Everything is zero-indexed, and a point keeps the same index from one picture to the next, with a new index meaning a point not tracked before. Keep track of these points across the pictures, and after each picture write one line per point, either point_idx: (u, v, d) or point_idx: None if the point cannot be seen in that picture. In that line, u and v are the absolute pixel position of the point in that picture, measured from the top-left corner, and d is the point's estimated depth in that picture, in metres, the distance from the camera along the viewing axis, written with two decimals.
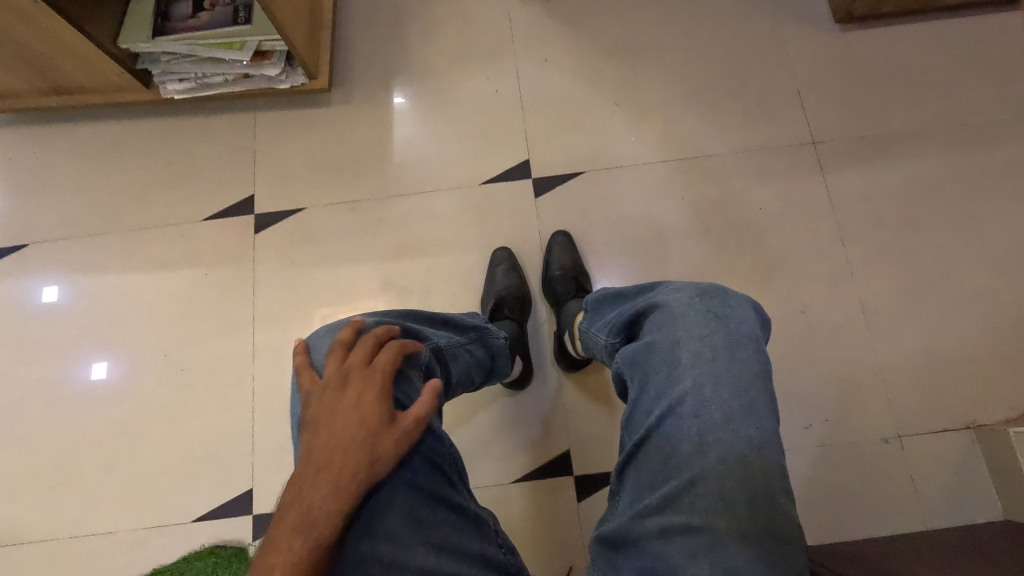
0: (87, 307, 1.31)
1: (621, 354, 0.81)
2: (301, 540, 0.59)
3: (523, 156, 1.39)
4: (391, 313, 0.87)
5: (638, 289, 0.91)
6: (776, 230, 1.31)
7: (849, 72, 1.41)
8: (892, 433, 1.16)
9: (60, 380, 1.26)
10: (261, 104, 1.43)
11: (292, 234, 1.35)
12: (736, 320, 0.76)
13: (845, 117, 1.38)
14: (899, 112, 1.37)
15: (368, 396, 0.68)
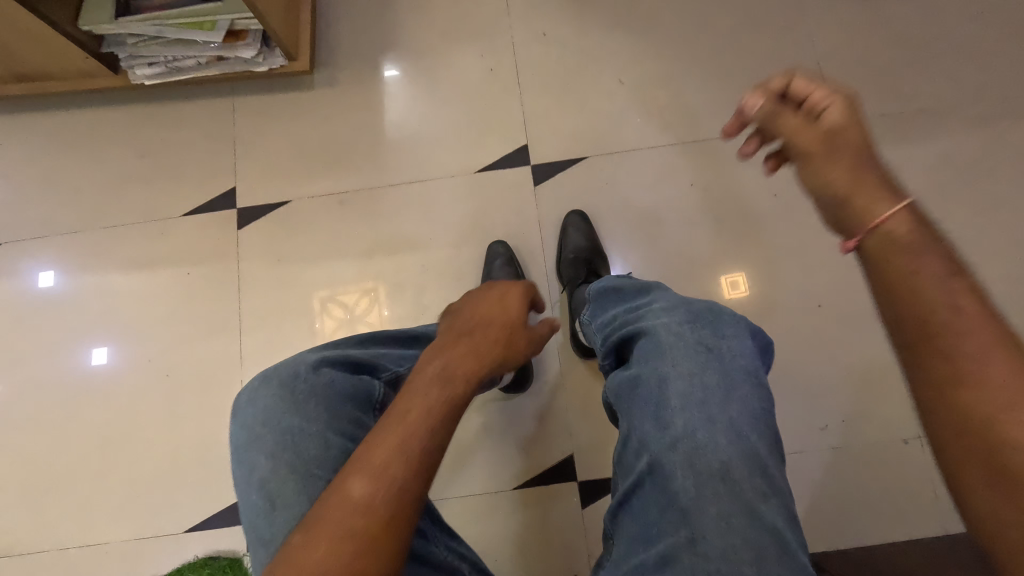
0: (85, 292, 1.25)
1: (610, 386, 0.75)
2: (420, 448, 0.51)
3: (521, 141, 1.30)
4: (344, 341, 0.78)
5: (629, 304, 0.83)
6: (792, 218, 1.23)
7: (874, 44, 1.30)
8: (912, 435, 1.11)
9: (60, 371, 1.22)
10: (239, 88, 1.33)
11: (277, 229, 1.27)
12: (730, 352, 0.70)
13: (869, 93, 1.27)
14: (928, 88, 1.27)
15: (513, 295, 0.67)
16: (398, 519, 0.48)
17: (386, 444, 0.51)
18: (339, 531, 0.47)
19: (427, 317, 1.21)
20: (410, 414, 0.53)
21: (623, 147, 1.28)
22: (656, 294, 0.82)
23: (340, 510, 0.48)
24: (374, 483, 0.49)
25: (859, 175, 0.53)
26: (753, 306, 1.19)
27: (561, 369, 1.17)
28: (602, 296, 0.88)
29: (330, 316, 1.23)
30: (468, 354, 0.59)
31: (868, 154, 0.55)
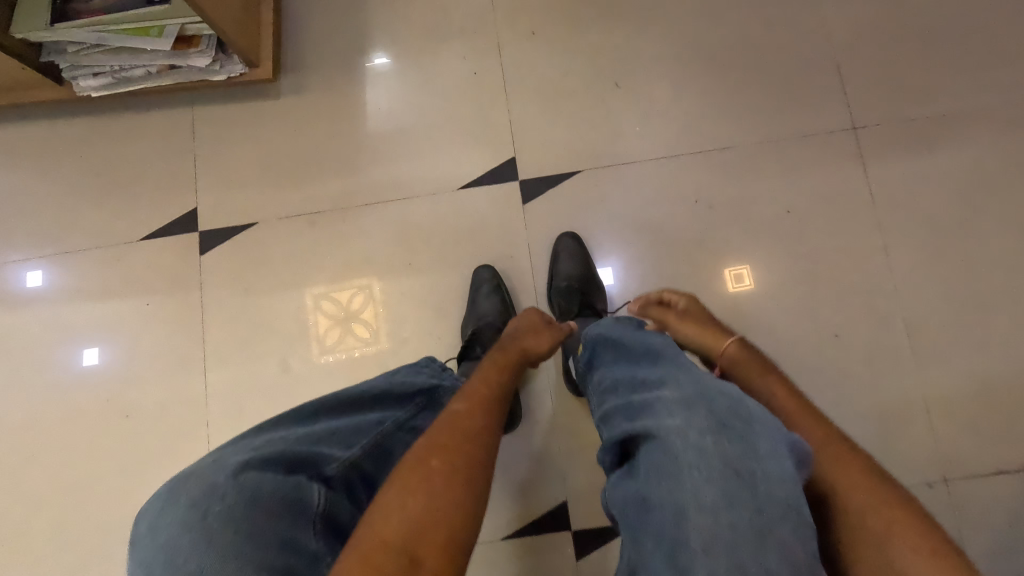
0: (74, 294, 1.16)
1: (616, 495, 0.61)
2: (497, 377, 0.76)
3: (507, 154, 1.18)
4: (289, 421, 0.69)
5: (631, 372, 0.71)
6: (806, 238, 1.12)
7: (899, 40, 1.17)
8: (937, 478, 1.02)
9: (47, 382, 1.13)
10: (198, 97, 1.21)
11: (244, 255, 1.17)
12: (768, 477, 0.55)
13: (893, 97, 1.15)
14: (959, 91, 1.14)
15: (536, 316, 0.94)
16: (487, 444, 0.64)
17: (473, 389, 0.72)
18: (450, 446, 0.61)
19: (408, 350, 1.12)
20: (487, 374, 0.76)
21: (620, 160, 1.17)
22: (666, 366, 0.69)
23: (447, 431, 0.63)
24: (470, 412, 0.67)
25: (708, 332, 0.87)
26: (761, 335, 1.09)
27: (552, 408, 1.07)
28: (605, 354, 0.77)
29: (302, 350, 1.13)
30: (523, 342, 0.86)
31: (703, 315, 0.91)
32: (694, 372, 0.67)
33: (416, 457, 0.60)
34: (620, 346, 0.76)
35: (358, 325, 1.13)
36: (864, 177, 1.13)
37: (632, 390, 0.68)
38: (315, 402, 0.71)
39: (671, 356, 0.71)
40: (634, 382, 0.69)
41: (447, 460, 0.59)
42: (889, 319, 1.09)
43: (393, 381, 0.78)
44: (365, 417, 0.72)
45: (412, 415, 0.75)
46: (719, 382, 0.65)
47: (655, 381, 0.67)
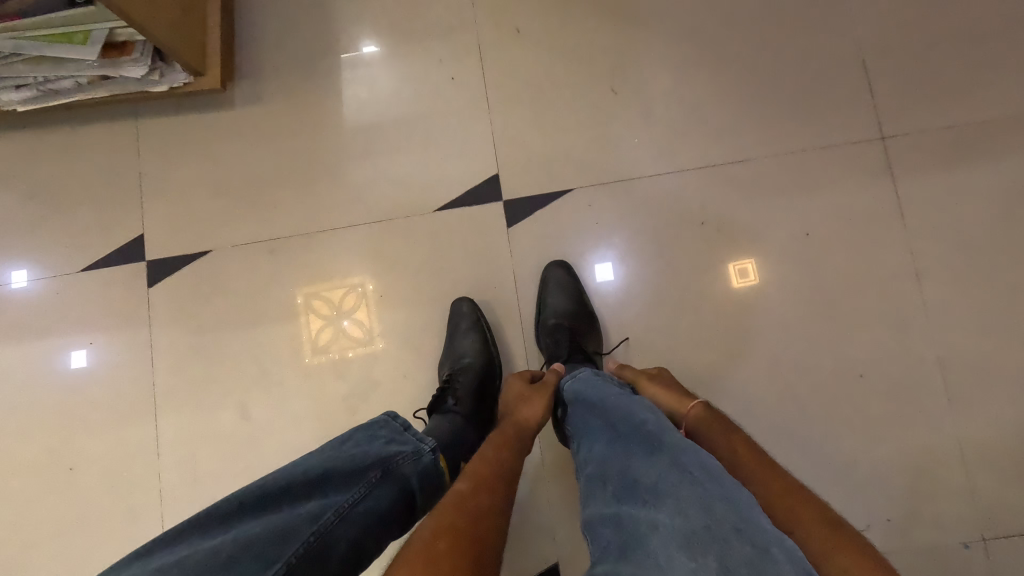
0: (60, 296, 1.05)
1: None
2: (496, 450, 0.74)
3: (491, 170, 1.06)
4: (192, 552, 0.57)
5: (625, 465, 0.62)
6: (825, 264, 1.00)
7: (931, 37, 1.03)
8: (974, 536, 0.91)
9: (25, 404, 1.03)
10: (143, 108, 1.09)
11: (199, 287, 1.05)
12: None
13: (926, 103, 1.02)
14: (1003, 94, 1.00)
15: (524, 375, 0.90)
16: (493, 524, 0.62)
17: (474, 470, 0.69)
18: (456, 526, 0.59)
19: (380, 393, 1.00)
20: (488, 453, 0.73)
21: (617, 178, 1.05)
22: (666, 466, 0.59)
23: (452, 510, 0.62)
24: (472, 493, 0.65)
25: (673, 394, 0.80)
26: (774, 374, 0.98)
27: (542, 457, 0.97)
28: (601, 429, 0.69)
29: (263, 393, 1.02)
30: (519, 413, 0.82)
31: (671, 381, 0.84)
32: (699, 483, 0.57)
33: (424, 536, 0.58)
34: (618, 425, 0.67)
35: (349, 323, 1.03)
36: (893, 192, 1.00)
37: (621, 492, 0.59)
38: (232, 500, 0.61)
39: (676, 450, 0.61)
40: (625, 481, 0.60)
41: (455, 539, 0.58)
42: (921, 354, 0.97)
43: (329, 457, 0.68)
44: (293, 510, 0.61)
45: (354, 496, 0.64)
46: (729, 501, 0.55)
47: (650, 487, 0.58)
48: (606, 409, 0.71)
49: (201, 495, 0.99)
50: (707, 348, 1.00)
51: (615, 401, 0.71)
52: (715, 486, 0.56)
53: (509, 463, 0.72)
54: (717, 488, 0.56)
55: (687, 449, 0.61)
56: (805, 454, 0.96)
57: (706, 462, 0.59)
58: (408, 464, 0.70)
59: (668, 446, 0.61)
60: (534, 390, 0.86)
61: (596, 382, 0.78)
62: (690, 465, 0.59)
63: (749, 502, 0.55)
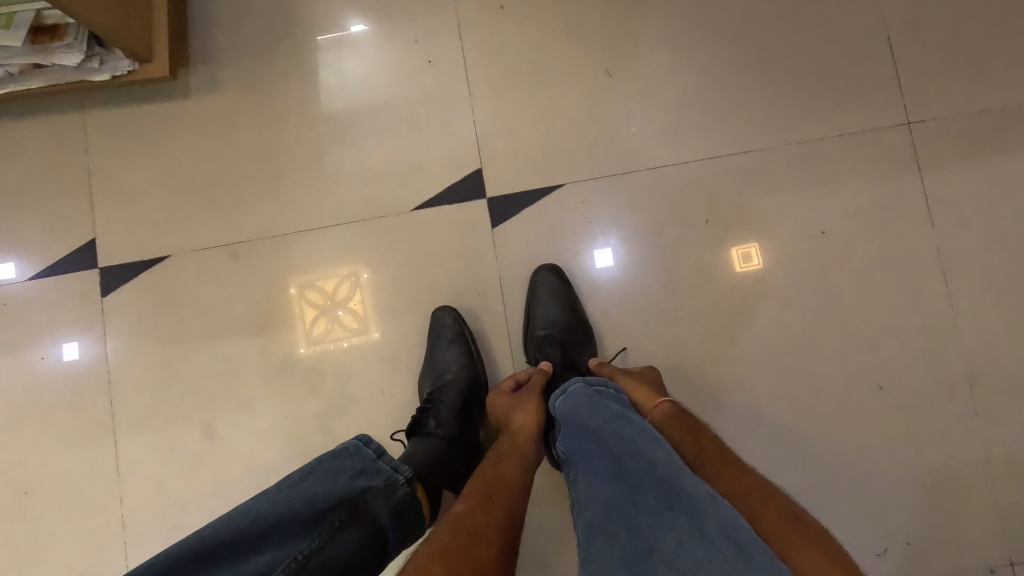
0: (49, 289, 0.96)
1: None
2: (500, 461, 0.66)
3: (473, 163, 0.97)
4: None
5: (634, 523, 0.52)
6: (839, 264, 0.92)
7: (950, 15, 0.95)
8: (1002, 561, 0.84)
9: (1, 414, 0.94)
10: (88, 98, 0.99)
11: (157, 296, 0.96)
12: None
13: (943, 87, 0.94)
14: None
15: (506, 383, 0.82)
16: (494, 544, 0.54)
17: (471, 486, 0.61)
18: (452, 550, 0.52)
19: (355, 409, 0.92)
20: (485, 467, 0.65)
21: (611, 172, 0.96)
22: (689, 535, 0.49)
23: (447, 532, 0.54)
24: (469, 513, 0.57)
25: (644, 390, 0.73)
26: (786, 386, 0.90)
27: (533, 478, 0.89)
28: (602, 465, 0.58)
29: (230, 411, 0.93)
30: (512, 423, 0.74)
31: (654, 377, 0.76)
32: (730, 564, 0.46)
33: (416, 562, 0.51)
34: (625, 466, 0.57)
35: (344, 313, 0.95)
36: (915, 185, 0.93)
37: (630, 560, 0.49)
38: (167, 558, 0.54)
39: (700, 513, 0.50)
40: (636, 548, 0.50)
41: (451, 564, 0.51)
42: (945, 362, 0.89)
43: (283, 498, 0.59)
44: (242, 566, 0.55)
45: (312, 544, 0.56)
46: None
47: (668, 562, 0.48)
48: (611, 439, 0.60)
49: (161, 522, 0.91)
50: (712, 358, 0.91)
51: (620, 432, 0.60)
52: (751, 569, 0.46)
53: (510, 476, 0.64)
54: (754, 571, 0.46)
55: (712, 509, 0.51)
56: (821, 474, 0.87)
57: (737, 531, 0.49)
58: (379, 501, 0.61)
59: (690, 507, 0.51)
60: (521, 397, 0.78)
61: (592, 400, 0.67)
62: (719, 537, 0.48)
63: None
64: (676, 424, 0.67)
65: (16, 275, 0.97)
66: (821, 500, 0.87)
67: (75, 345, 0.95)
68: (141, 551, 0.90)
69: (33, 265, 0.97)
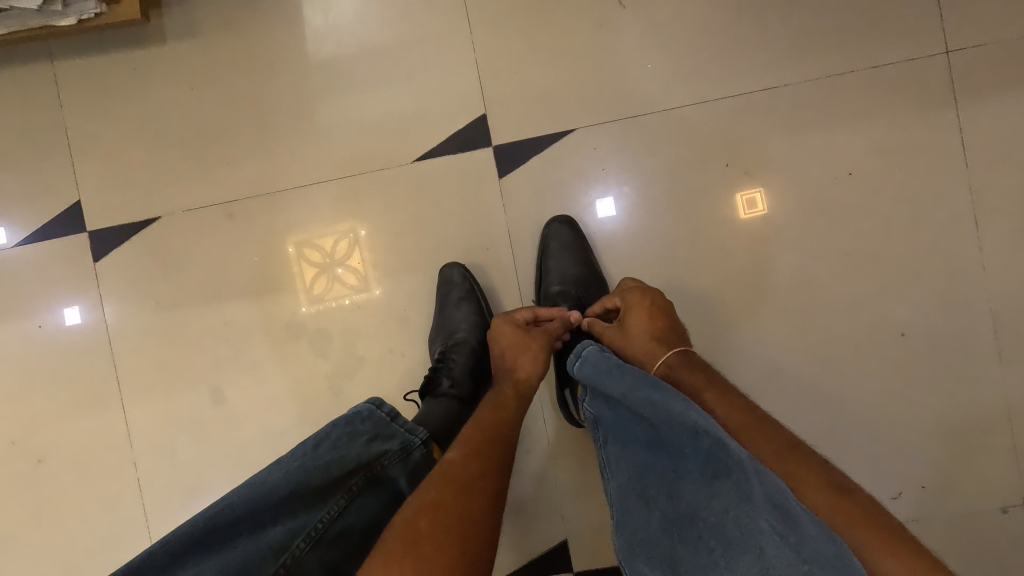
0: (40, 253, 0.92)
1: None
2: (496, 419, 0.64)
3: (477, 109, 0.90)
4: (158, 562, 0.52)
5: (675, 489, 0.51)
6: (865, 207, 0.87)
7: None
8: (1014, 501, 0.84)
9: (8, 383, 0.92)
10: (59, 47, 0.92)
11: (151, 257, 0.92)
12: None
13: (985, 11, 0.86)
14: None
15: (513, 318, 0.75)
16: (485, 497, 0.53)
17: (467, 434, 0.60)
18: (442, 502, 0.51)
19: (364, 370, 0.91)
20: (481, 416, 0.64)
21: (625, 114, 0.89)
22: (737, 504, 0.47)
23: (438, 484, 0.53)
24: (464, 462, 0.55)
25: (651, 340, 0.66)
26: (806, 336, 0.87)
27: (550, 434, 0.88)
28: (636, 430, 0.55)
29: (237, 374, 0.91)
30: (516, 366, 0.71)
31: (649, 329, 0.68)
32: (781, 534, 0.45)
33: (404, 516, 0.50)
34: (663, 433, 0.52)
35: (343, 271, 0.91)
36: (950, 122, 0.87)
37: (672, 527, 0.50)
38: (183, 535, 0.52)
39: (749, 482, 0.47)
40: (679, 515, 0.50)
41: (439, 518, 0.49)
42: (973, 307, 0.86)
43: (295, 470, 0.56)
44: (257, 540, 0.53)
45: (330, 513, 0.56)
46: (826, 562, 0.43)
47: (714, 531, 0.48)
48: (639, 406, 0.54)
49: (180, 485, 0.91)
50: (730, 310, 0.88)
51: (647, 401, 0.53)
52: (804, 538, 0.45)
53: (505, 427, 0.63)
54: (808, 542, 0.44)
55: (762, 478, 0.47)
56: (839, 422, 0.87)
57: (787, 500, 0.46)
58: (395, 465, 0.60)
59: (739, 478, 0.48)
60: (530, 337, 0.73)
61: (612, 363, 0.59)
62: (769, 508, 0.46)
63: (855, 564, 0.43)
64: (696, 371, 0.61)
65: (5, 239, 0.92)
66: (837, 446, 0.87)
67: (76, 310, 0.92)
68: (160, 512, 0.90)
69: (21, 228, 0.92)
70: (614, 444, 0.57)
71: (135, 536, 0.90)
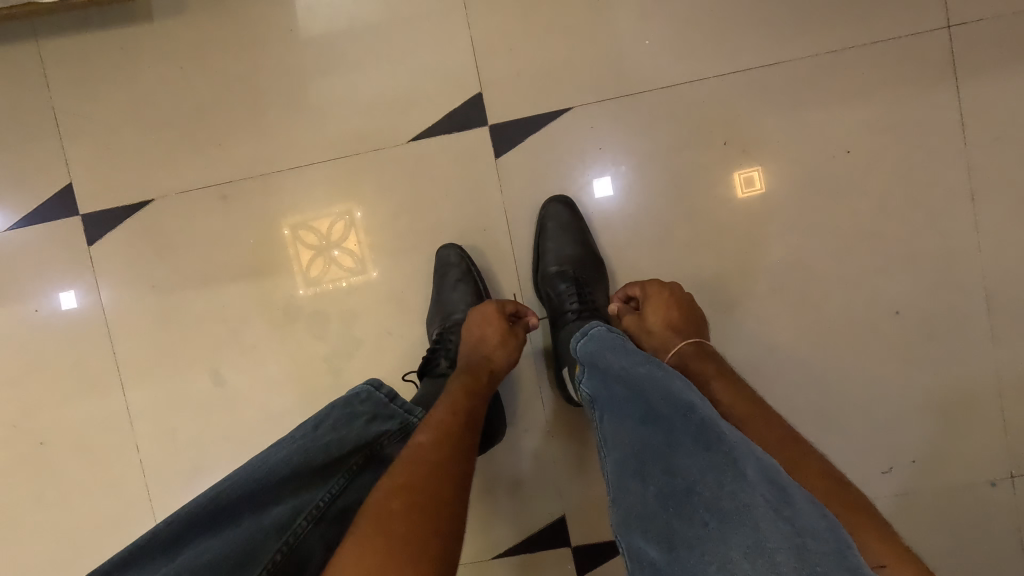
0: (33, 237, 0.91)
1: None
2: (467, 403, 0.64)
3: (472, 88, 0.89)
4: (162, 538, 0.52)
5: (669, 465, 0.51)
6: (862, 185, 0.87)
7: None
8: (1002, 475, 0.86)
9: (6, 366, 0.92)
10: (45, 26, 0.90)
11: (146, 240, 0.91)
12: None
13: None
14: None
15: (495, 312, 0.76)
16: (455, 477, 0.54)
17: (438, 418, 0.60)
18: (414, 484, 0.52)
19: (363, 352, 0.91)
20: (450, 400, 0.64)
21: (623, 92, 0.88)
22: (730, 478, 0.48)
23: (408, 467, 0.53)
24: (433, 445, 0.56)
25: (670, 329, 0.68)
26: (802, 315, 0.88)
27: (547, 413, 0.89)
28: (630, 406, 0.56)
29: (236, 357, 0.92)
30: (485, 352, 0.73)
31: (668, 317, 0.69)
32: (776, 507, 0.45)
33: (376, 501, 0.51)
34: (656, 408, 0.53)
35: (339, 254, 0.91)
36: (951, 98, 0.86)
37: (667, 501, 0.50)
38: (186, 514, 0.53)
39: (740, 457, 0.48)
40: (674, 490, 0.50)
41: (409, 500, 0.50)
42: (968, 285, 0.87)
43: (296, 449, 0.57)
44: (259, 518, 0.54)
45: (331, 492, 0.57)
46: (819, 535, 0.44)
47: (709, 505, 0.48)
48: (638, 383, 0.56)
49: (182, 465, 0.92)
50: (727, 289, 0.88)
51: (648, 377, 0.55)
52: (798, 512, 0.45)
53: (472, 410, 0.64)
54: (801, 515, 0.45)
55: (753, 455, 0.49)
56: (833, 399, 0.88)
57: (780, 476, 0.47)
58: (394, 444, 0.62)
59: (729, 450, 0.49)
60: (510, 330, 0.76)
61: (617, 342, 0.62)
62: (762, 481, 0.47)
63: (847, 539, 0.44)
64: (711, 362, 0.62)
65: None
66: (831, 423, 0.88)
67: (72, 294, 0.92)
68: (163, 492, 0.91)
69: (12, 212, 0.91)
70: (610, 424, 0.57)
71: (139, 516, 0.91)
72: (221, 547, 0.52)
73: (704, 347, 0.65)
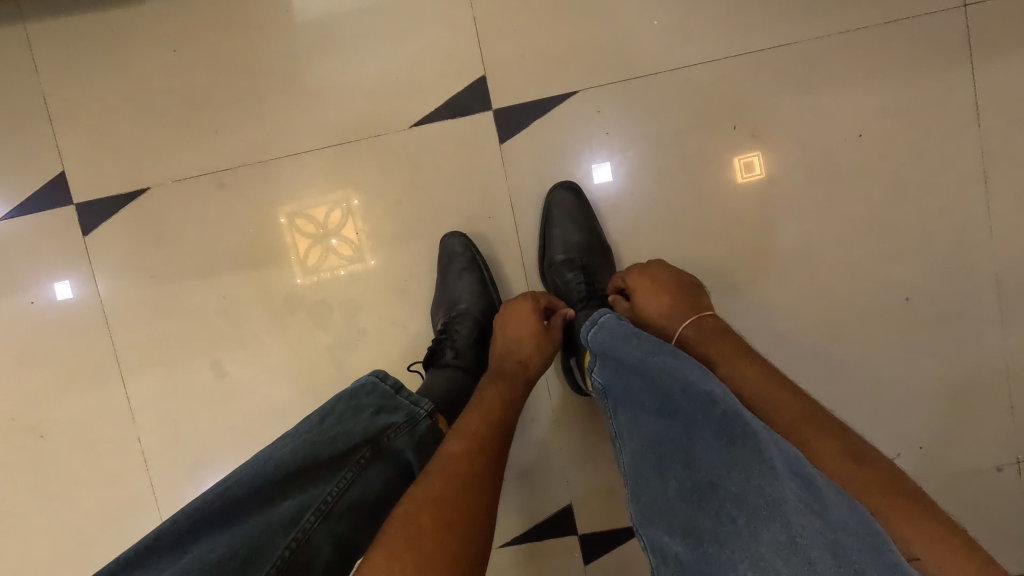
0: (25, 225, 0.89)
1: None
2: (500, 411, 0.62)
3: (475, 71, 0.86)
4: (171, 534, 0.52)
5: (692, 459, 0.50)
6: (873, 169, 0.86)
7: None
8: (1009, 460, 0.86)
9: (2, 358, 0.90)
10: (31, 6, 0.86)
11: (141, 229, 0.89)
12: None
13: None
14: None
15: (530, 311, 0.74)
16: (485, 494, 0.53)
17: (471, 425, 0.59)
18: (446, 497, 0.50)
19: (365, 342, 0.90)
20: (483, 406, 0.62)
21: (631, 75, 0.86)
22: (757, 472, 0.47)
23: (441, 479, 0.52)
24: (467, 457, 0.54)
25: (669, 310, 0.66)
26: (810, 302, 0.87)
27: (554, 403, 0.89)
28: (647, 398, 0.54)
29: (237, 348, 0.90)
30: (520, 353, 0.72)
31: (658, 307, 0.67)
32: (806, 501, 0.45)
33: (405, 511, 0.50)
34: (675, 400, 0.52)
35: (338, 242, 0.89)
36: (965, 79, 0.84)
37: (692, 495, 0.49)
38: (195, 511, 0.53)
39: (766, 448, 0.48)
40: (698, 484, 0.49)
41: (440, 513, 0.49)
42: (980, 270, 0.86)
43: (302, 443, 0.56)
44: (268, 514, 0.53)
45: (338, 486, 0.55)
46: (852, 528, 0.44)
47: (736, 500, 0.47)
48: (655, 375, 0.54)
49: (184, 458, 0.91)
50: (735, 277, 0.87)
51: (665, 366, 0.54)
52: (827, 505, 0.45)
53: (506, 420, 0.62)
54: (832, 510, 0.45)
55: (777, 448, 0.48)
56: (840, 386, 0.87)
57: (804, 468, 0.48)
58: (402, 437, 0.59)
59: (753, 442, 0.48)
60: (544, 328, 0.74)
61: (628, 331, 0.60)
62: (790, 474, 0.46)
63: (878, 529, 0.44)
64: (711, 343, 0.60)
65: None
66: (838, 411, 0.88)
67: (67, 283, 0.90)
68: (166, 484, 0.91)
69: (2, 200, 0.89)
70: (626, 416, 0.56)
71: (142, 508, 0.91)
72: (230, 546, 0.51)
73: (721, 328, 0.62)
